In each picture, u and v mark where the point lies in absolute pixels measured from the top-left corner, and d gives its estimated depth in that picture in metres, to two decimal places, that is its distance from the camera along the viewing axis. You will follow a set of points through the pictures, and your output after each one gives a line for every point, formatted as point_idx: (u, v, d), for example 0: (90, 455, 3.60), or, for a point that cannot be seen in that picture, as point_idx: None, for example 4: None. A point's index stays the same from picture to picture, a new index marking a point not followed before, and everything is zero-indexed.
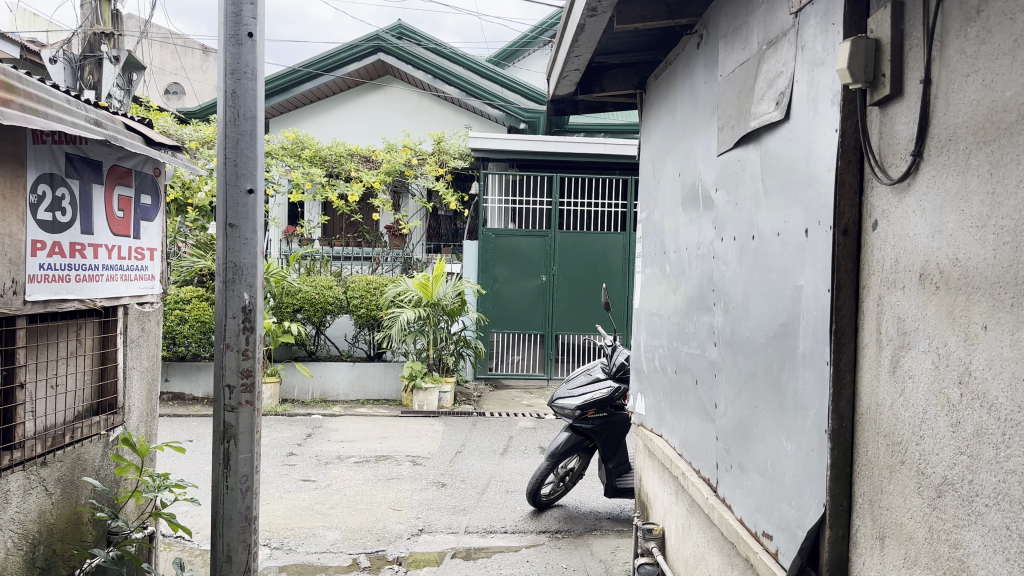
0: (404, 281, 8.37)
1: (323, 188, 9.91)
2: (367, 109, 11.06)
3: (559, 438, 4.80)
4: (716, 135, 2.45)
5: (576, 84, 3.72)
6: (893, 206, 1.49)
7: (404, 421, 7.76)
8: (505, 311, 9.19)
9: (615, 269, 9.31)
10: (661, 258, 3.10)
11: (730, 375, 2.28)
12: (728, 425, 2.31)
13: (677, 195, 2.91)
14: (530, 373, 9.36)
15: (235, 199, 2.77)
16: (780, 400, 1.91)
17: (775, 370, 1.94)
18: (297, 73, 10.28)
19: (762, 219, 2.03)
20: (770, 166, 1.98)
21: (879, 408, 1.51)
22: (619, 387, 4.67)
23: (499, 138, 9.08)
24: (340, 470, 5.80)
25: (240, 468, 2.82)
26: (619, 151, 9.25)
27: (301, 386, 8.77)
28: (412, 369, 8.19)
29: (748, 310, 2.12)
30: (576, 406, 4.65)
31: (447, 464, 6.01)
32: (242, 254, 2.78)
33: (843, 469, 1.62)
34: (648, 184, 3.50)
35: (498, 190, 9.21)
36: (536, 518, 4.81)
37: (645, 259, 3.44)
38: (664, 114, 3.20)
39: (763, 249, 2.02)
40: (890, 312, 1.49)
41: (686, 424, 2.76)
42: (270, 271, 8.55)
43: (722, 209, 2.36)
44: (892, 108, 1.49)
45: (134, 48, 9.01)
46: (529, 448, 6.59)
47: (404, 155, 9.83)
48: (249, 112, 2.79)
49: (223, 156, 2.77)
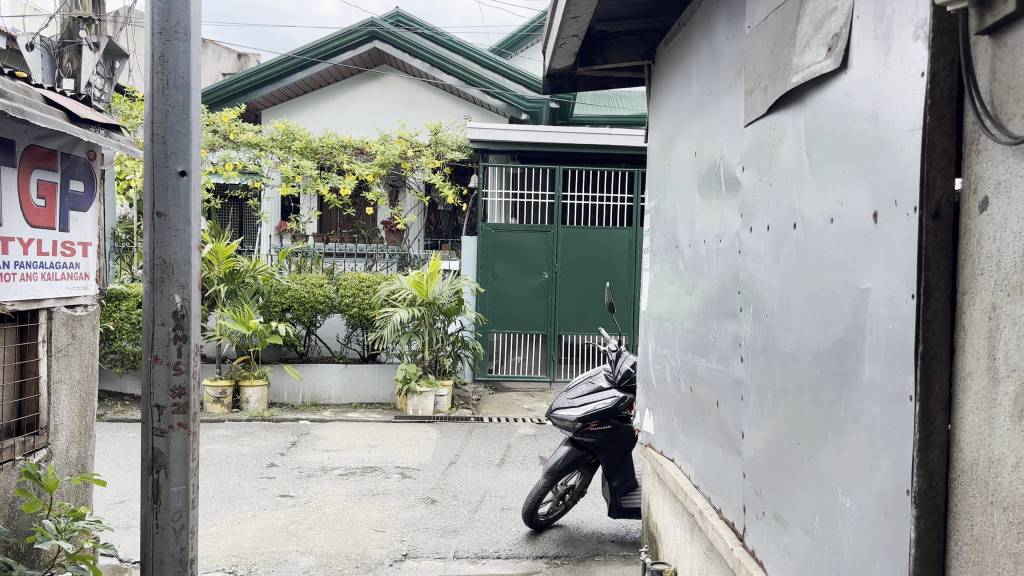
0: (398, 279, 7.92)
1: (315, 181, 9.47)
2: (362, 101, 10.61)
3: (557, 453, 4.34)
4: (743, 100, 1.99)
5: (575, 55, 3.27)
6: (1016, 177, 1.03)
7: (396, 427, 7.31)
8: (505, 310, 8.74)
9: (622, 267, 8.85)
10: (673, 252, 2.64)
11: (762, 399, 1.82)
12: (759, 460, 1.85)
13: (692, 177, 2.46)
14: (531, 375, 8.87)
15: (163, 183, 2.33)
16: (834, 439, 1.46)
17: (825, 399, 1.49)
18: (290, 61, 9.85)
19: (810, 203, 1.57)
20: (823, 133, 1.52)
21: (993, 467, 1.06)
22: (625, 397, 4.20)
23: (499, 130, 8.62)
24: (321, 485, 5.34)
25: (172, 504, 2.37)
26: (625, 142, 8.77)
27: (291, 389, 8.34)
28: (407, 372, 7.75)
29: (787, 318, 1.66)
30: (576, 419, 4.18)
31: (439, 477, 5.56)
32: (172, 249, 2.34)
33: (933, 546, 1.16)
34: (656, 168, 3.04)
35: (498, 182, 8.76)
36: (533, 541, 4.35)
37: (654, 254, 2.97)
38: (676, 84, 2.73)
39: (811, 238, 1.57)
40: (1010, 328, 1.03)
41: (704, 450, 2.30)
42: (258, 267, 8.10)
43: (751, 192, 1.91)
44: (1016, 33, 1.03)
45: (115, 33, 8.53)
46: (527, 459, 6.14)
47: (399, 146, 9.32)
48: (181, 80, 2.34)
49: (149, 133, 2.33)
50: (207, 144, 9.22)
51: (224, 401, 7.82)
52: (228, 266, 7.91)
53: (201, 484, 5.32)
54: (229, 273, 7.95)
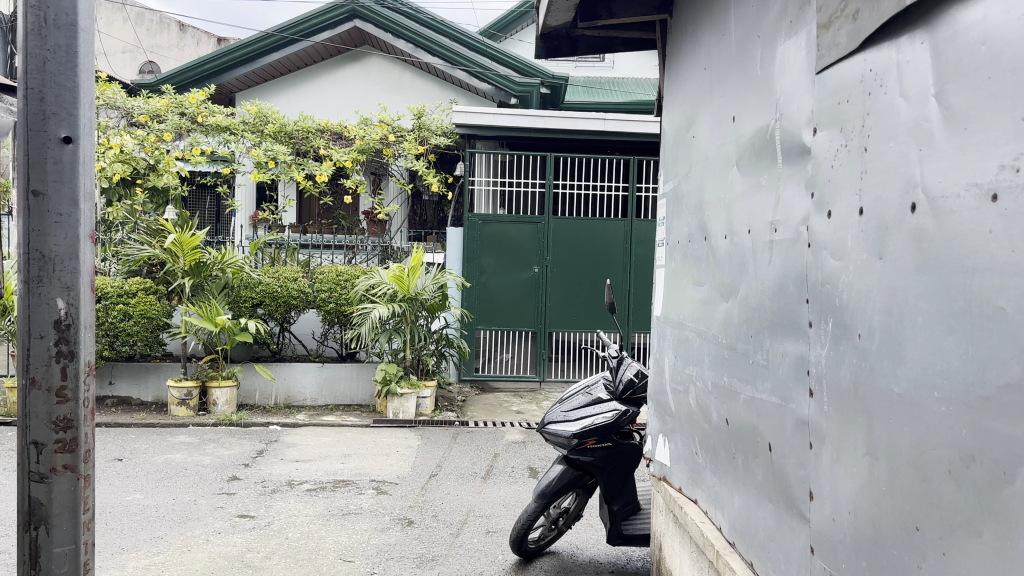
0: (376, 272, 7.33)
1: (290, 167, 8.92)
2: (342, 83, 10.02)
3: (550, 472, 3.81)
4: (816, 38, 1.47)
5: (574, 9, 2.73)
6: None
7: (374, 432, 6.79)
8: (493, 306, 8.20)
9: (616, 261, 8.29)
10: (698, 245, 2.12)
11: (848, 453, 1.32)
12: (838, 533, 1.34)
13: (728, 151, 1.93)
14: (519, 375, 8.33)
15: (40, 154, 1.77)
16: (995, 535, 0.95)
17: (980, 473, 0.98)
18: (268, 40, 9.27)
19: (946, 176, 1.06)
20: (974, 65, 1.01)
21: None
22: (628, 411, 3.69)
23: (487, 114, 8.05)
24: (286, 503, 4.79)
25: (56, 570, 1.81)
26: (621, 128, 8.20)
27: (262, 390, 7.79)
28: (385, 373, 7.17)
29: (904, 343, 1.15)
30: (572, 434, 3.63)
31: (418, 493, 5.03)
32: (52, 240, 1.78)
33: None
34: (673, 143, 2.51)
35: (485, 170, 8.22)
36: (522, 572, 3.84)
37: (671, 246, 2.44)
38: (703, 34, 2.20)
39: (946, 227, 1.06)
40: None
41: (746, 501, 1.79)
42: (226, 260, 7.49)
43: (830, 164, 1.39)
44: None
45: None
46: (516, 470, 5.62)
47: (380, 130, 8.73)
48: (65, 18, 1.76)
49: (21, 87, 1.76)
50: (174, 128, 8.66)
51: (190, 403, 7.26)
52: (194, 258, 7.34)
53: (151, 501, 4.77)
54: (195, 266, 7.38)
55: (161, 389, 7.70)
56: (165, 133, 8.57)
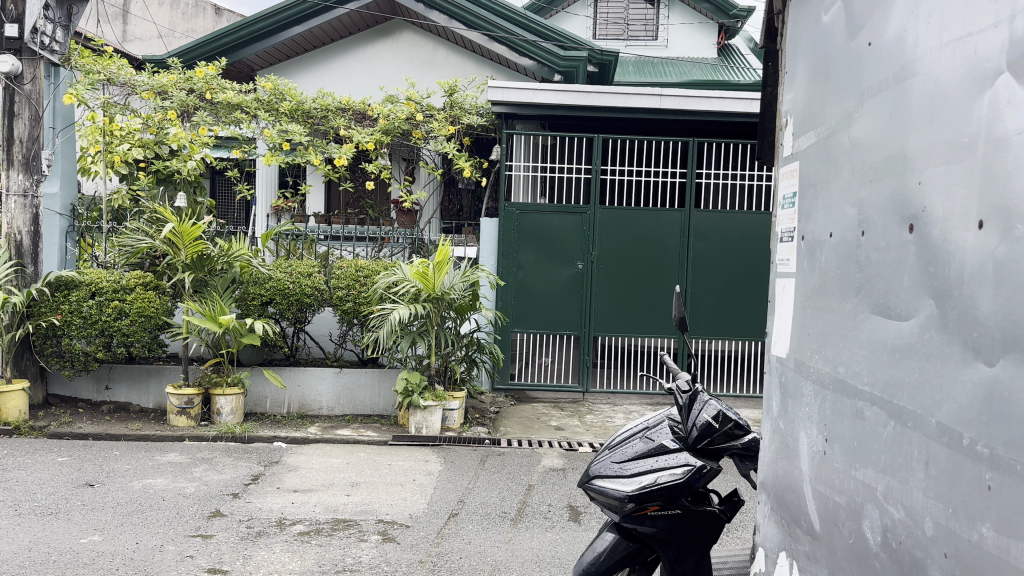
0: (399, 267, 6.37)
1: (307, 149, 8.02)
2: (372, 60, 9.15)
3: (598, 543, 2.85)
4: None
5: None
6: None
7: (390, 453, 5.88)
8: (533, 307, 7.21)
9: (671, 258, 7.23)
10: (887, 245, 1.24)
11: None
12: None
13: (970, 72, 1.07)
14: (560, 384, 7.35)
15: None
16: None
17: None
18: (302, 5, 8.40)
19: None
20: None
21: None
22: (705, 465, 2.64)
23: (527, 90, 7.05)
24: (270, 553, 3.91)
25: None
26: (680, 105, 7.14)
27: (274, 398, 6.97)
28: (407, 382, 6.23)
29: None
30: (628, 496, 2.62)
31: (432, 541, 4.10)
32: None
33: None
34: (806, 80, 1.60)
35: (526, 154, 7.18)
36: None
37: (803, 248, 1.55)
38: None
39: None
40: None
41: None
42: (233, 252, 6.66)
43: None
44: None
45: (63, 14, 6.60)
46: (552, 510, 4.65)
47: (406, 109, 7.84)
48: None
49: None
50: (180, 105, 7.93)
51: (190, 413, 6.45)
52: (196, 250, 6.46)
53: (107, 547, 3.92)
54: (196, 258, 6.52)
55: (163, 395, 6.92)
56: (168, 110, 7.86)
